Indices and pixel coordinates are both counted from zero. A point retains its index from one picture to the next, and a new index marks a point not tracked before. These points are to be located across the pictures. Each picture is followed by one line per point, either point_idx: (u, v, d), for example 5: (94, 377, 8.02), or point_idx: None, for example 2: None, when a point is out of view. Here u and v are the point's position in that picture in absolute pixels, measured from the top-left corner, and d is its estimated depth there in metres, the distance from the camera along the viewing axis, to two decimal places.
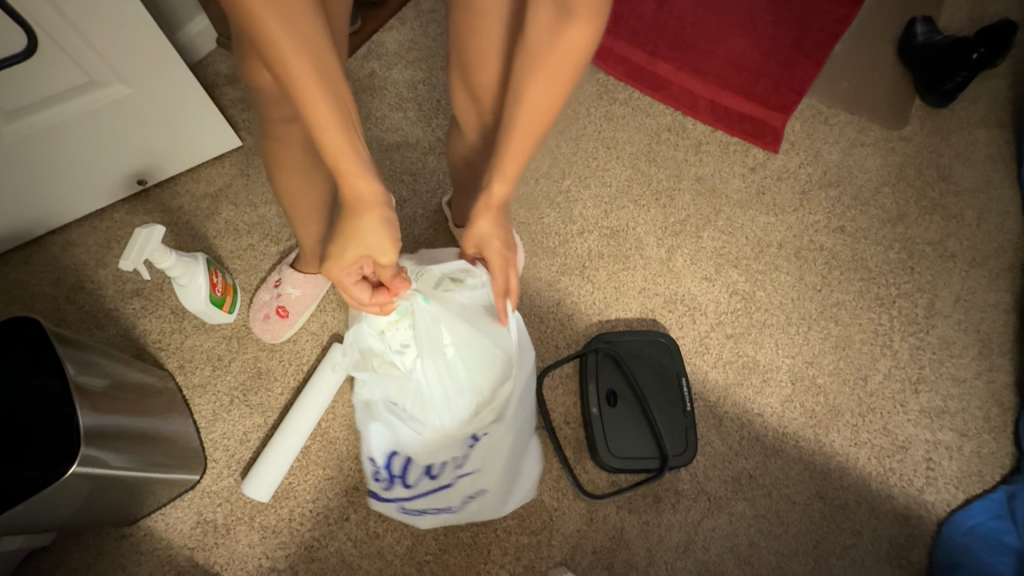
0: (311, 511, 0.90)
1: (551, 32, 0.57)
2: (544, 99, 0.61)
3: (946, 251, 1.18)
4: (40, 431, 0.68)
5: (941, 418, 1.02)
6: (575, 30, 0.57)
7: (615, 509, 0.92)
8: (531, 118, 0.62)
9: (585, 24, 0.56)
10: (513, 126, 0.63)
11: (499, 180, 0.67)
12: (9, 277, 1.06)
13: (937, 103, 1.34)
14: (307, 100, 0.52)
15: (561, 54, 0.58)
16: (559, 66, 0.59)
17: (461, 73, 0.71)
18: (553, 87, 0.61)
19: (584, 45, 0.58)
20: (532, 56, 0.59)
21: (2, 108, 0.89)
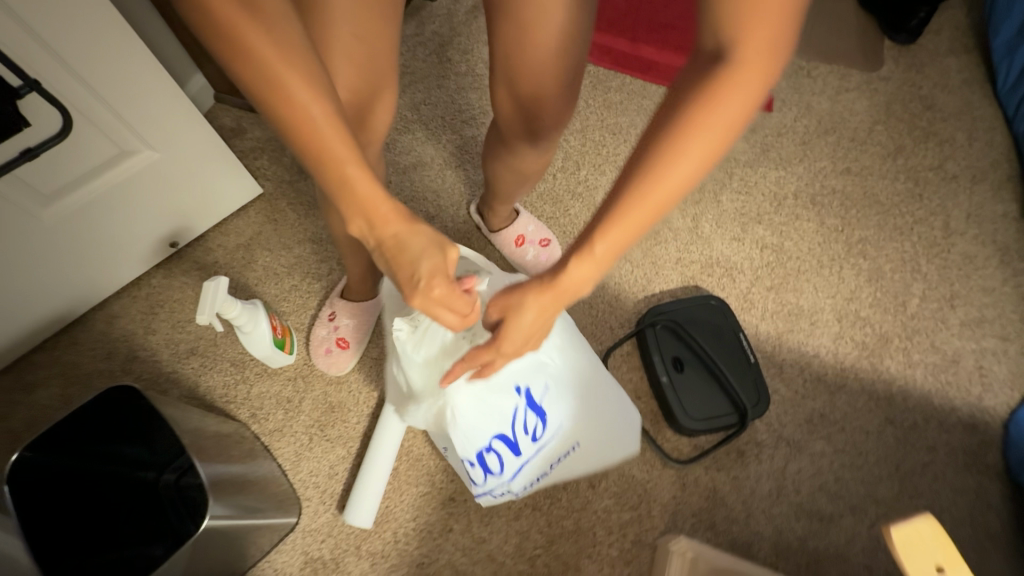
0: (415, 530, 0.91)
1: (705, 82, 0.45)
2: (687, 164, 0.47)
3: (948, 173, 1.25)
4: (140, 504, 0.73)
5: (981, 326, 1.07)
6: (736, 84, 0.44)
7: (704, 470, 0.95)
8: (654, 187, 0.48)
9: (752, 81, 0.44)
10: (627, 190, 0.49)
11: (586, 258, 0.52)
12: (59, 360, 1.05)
13: (904, 41, 1.43)
14: (319, 141, 0.50)
15: (704, 128, 0.46)
16: (714, 121, 0.46)
17: (509, 84, 0.75)
18: (700, 154, 0.47)
19: (744, 109, 0.46)
20: (676, 112, 0.47)
21: (39, 192, 0.89)
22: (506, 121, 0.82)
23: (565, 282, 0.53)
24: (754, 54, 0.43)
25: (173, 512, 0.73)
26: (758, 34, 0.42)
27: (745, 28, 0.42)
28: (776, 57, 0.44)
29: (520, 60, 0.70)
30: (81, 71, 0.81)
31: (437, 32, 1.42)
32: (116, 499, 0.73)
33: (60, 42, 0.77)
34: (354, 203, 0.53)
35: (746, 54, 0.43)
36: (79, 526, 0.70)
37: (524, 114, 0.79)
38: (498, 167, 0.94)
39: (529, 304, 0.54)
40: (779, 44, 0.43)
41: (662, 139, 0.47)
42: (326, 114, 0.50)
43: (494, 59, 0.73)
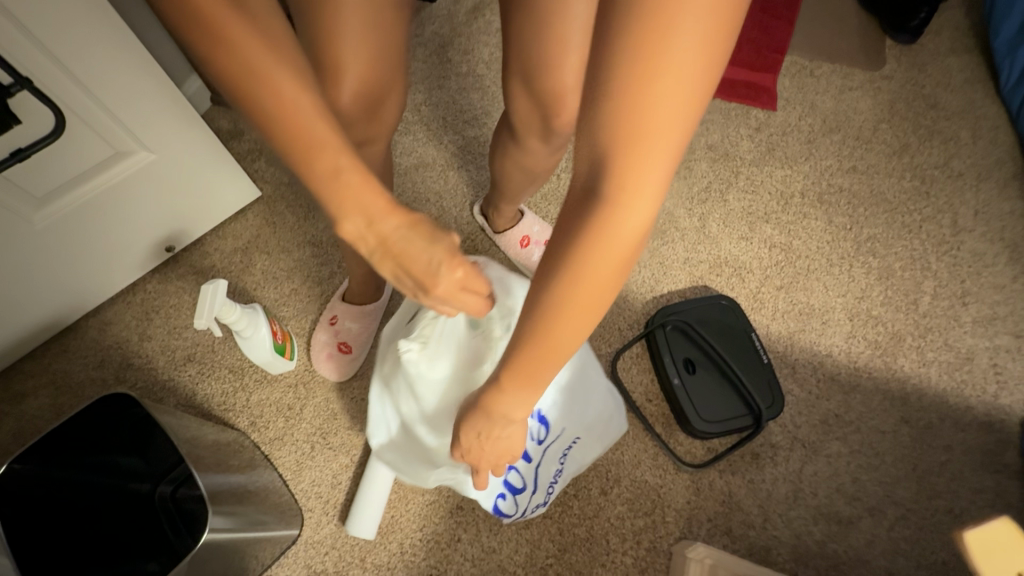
0: (421, 540, 0.88)
1: (588, 210, 0.43)
2: (591, 289, 0.45)
3: (953, 171, 1.24)
4: (130, 517, 0.70)
5: (994, 324, 1.06)
6: (627, 205, 0.41)
7: (718, 473, 0.93)
8: (563, 317, 0.46)
9: (643, 200, 0.41)
10: (538, 321, 0.47)
11: (516, 385, 0.50)
12: (50, 368, 1.01)
13: (907, 41, 1.42)
14: (304, 132, 0.44)
15: (608, 255, 0.43)
16: (610, 245, 0.43)
17: (523, 77, 0.72)
18: (602, 277, 0.44)
19: (640, 225, 0.42)
20: (567, 242, 0.44)
21: (32, 196, 0.86)
22: (520, 116, 0.80)
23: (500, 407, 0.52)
24: (637, 176, 0.40)
25: (169, 523, 0.69)
26: (636, 158, 0.39)
27: (618, 157, 0.39)
28: (662, 172, 0.40)
29: (541, 52, 0.67)
30: (74, 70, 0.79)
31: (438, 33, 1.41)
32: (109, 513, 0.70)
33: (52, 40, 0.75)
34: (352, 201, 0.46)
35: (628, 177, 0.40)
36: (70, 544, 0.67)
37: (538, 111, 0.76)
38: (507, 163, 0.92)
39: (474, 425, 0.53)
40: (663, 160, 0.39)
41: (561, 269, 0.45)
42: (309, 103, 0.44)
43: (512, 50, 0.70)
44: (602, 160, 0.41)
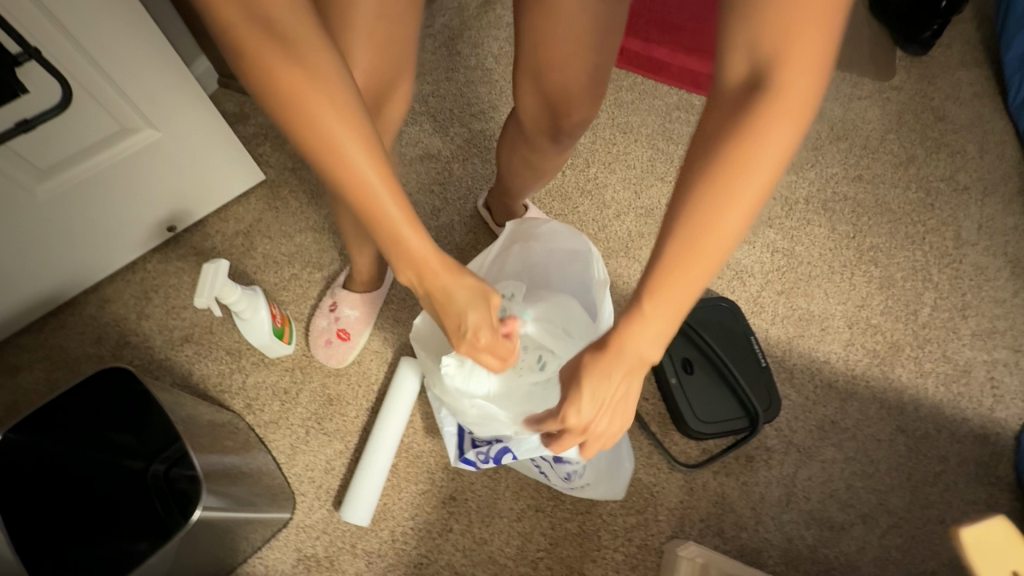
0: (413, 529, 0.88)
1: (745, 118, 0.45)
2: (735, 203, 0.46)
3: (958, 184, 1.24)
4: (105, 495, 0.69)
5: (993, 337, 1.06)
6: (779, 111, 0.44)
7: (712, 474, 0.93)
8: (704, 234, 0.47)
9: (789, 109, 0.44)
10: (677, 241, 0.47)
11: (649, 314, 0.49)
12: (47, 343, 1.01)
13: (916, 52, 1.43)
14: (375, 199, 0.51)
15: (752, 156, 0.45)
16: (757, 143, 0.45)
17: (532, 77, 0.73)
18: (747, 189, 0.46)
19: (789, 137, 0.44)
20: (710, 159, 0.46)
21: (34, 167, 0.86)
22: (528, 117, 0.80)
23: (629, 342, 0.50)
24: (796, 75, 0.43)
25: (161, 503, 0.68)
26: (796, 57, 0.42)
27: (780, 57, 0.43)
28: (821, 71, 0.43)
29: (549, 53, 0.67)
30: (81, 41, 0.78)
31: (449, 25, 1.40)
32: (91, 489, 0.68)
33: (62, 11, 0.75)
34: (406, 257, 0.55)
35: (784, 75, 0.43)
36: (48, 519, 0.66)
37: (547, 112, 0.77)
38: (512, 160, 0.92)
39: (590, 366, 0.52)
40: (817, 59, 0.42)
41: (709, 169, 0.46)
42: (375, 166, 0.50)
43: (523, 50, 0.70)
44: (761, 62, 0.44)
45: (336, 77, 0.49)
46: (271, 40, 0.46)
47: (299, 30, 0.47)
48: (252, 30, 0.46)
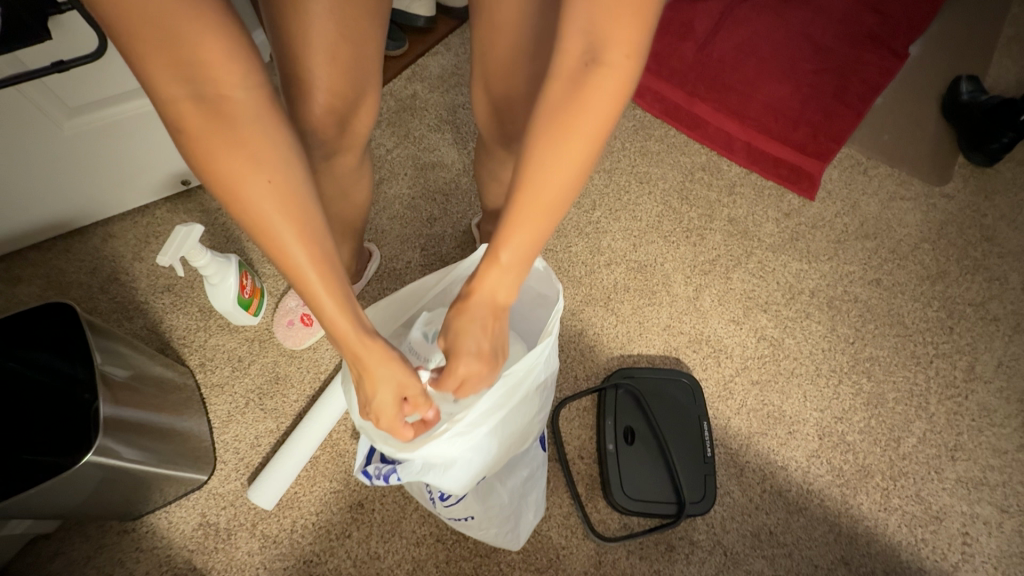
0: (313, 525, 0.89)
1: (579, 87, 0.52)
2: (569, 162, 0.55)
3: (988, 313, 1.13)
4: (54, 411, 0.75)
5: (978, 489, 0.97)
6: (605, 79, 0.51)
7: (626, 554, 0.88)
8: (541, 193, 0.56)
9: (615, 70, 0.51)
10: (522, 201, 0.57)
11: (500, 262, 0.60)
12: (49, 262, 1.09)
13: (981, 162, 1.32)
14: (308, 282, 0.54)
15: (585, 116, 0.53)
16: (589, 106, 0.52)
17: (484, 83, 0.76)
18: (579, 151, 0.54)
19: (610, 111, 0.53)
20: (546, 125, 0.54)
21: (67, 102, 0.93)
22: (484, 126, 0.84)
23: (492, 290, 0.62)
24: (617, 51, 0.50)
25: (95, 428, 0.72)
26: (617, 32, 0.49)
27: (607, 34, 0.50)
28: (638, 44, 0.50)
29: (495, 58, 0.71)
30: None
31: None
32: (47, 405, 0.75)
33: None
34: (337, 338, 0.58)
35: (610, 52, 0.50)
36: (15, 417, 0.74)
37: (498, 119, 0.81)
38: (484, 173, 0.94)
39: (467, 320, 0.63)
40: (636, 39, 0.50)
41: (547, 134, 0.54)
42: (313, 258, 0.53)
43: (474, 59, 0.74)
44: (595, 38, 0.50)
45: (285, 162, 0.51)
46: (217, 119, 0.46)
47: (247, 109, 0.48)
48: (195, 107, 0.46)
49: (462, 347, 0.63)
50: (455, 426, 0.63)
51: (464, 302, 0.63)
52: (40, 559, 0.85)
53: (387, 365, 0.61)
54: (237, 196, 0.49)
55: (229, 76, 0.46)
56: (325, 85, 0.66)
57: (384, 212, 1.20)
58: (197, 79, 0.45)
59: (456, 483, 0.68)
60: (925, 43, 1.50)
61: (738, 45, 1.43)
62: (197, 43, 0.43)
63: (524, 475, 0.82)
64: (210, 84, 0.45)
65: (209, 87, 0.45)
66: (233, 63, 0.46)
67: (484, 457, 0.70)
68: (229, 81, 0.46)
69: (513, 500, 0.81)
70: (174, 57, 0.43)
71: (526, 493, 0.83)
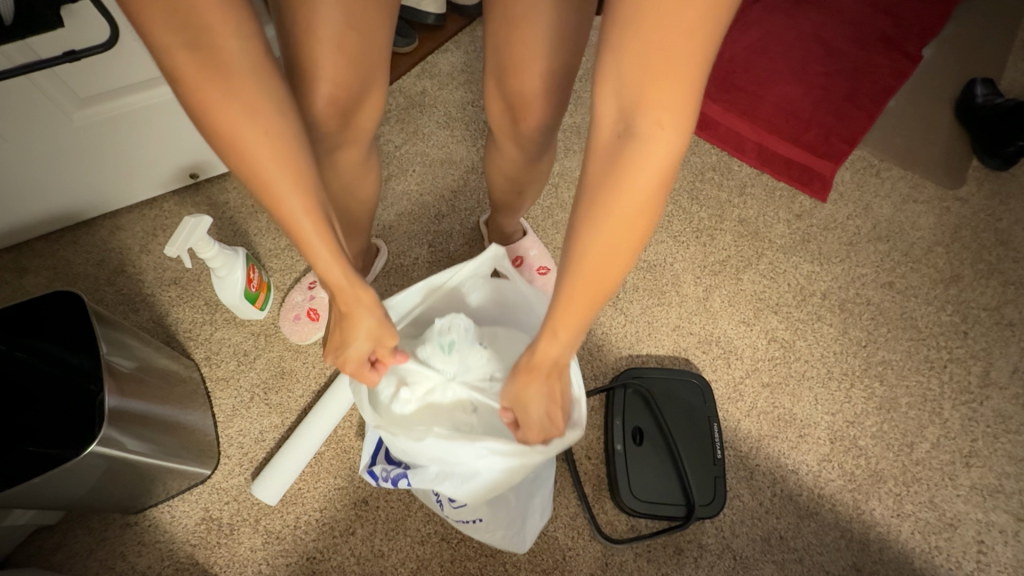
0: (317, 521, 0.88)
1: (618, 151, 0.47)
2: (617, 233, 0.49)
3: (1003, 318, 1.12)
4: (55, 402, 0.74)
5: (993, 496, 0.95)
6: (648, 141, 0.46)
7: (633, 556, 0.87)
8: (592, 267, 0.51)
9: (658, 139, 0.45)
10: (570, 278, 0.53)
11: (550, 337, 0.57)
12: (57, 254, 1.08)
13: (996, 165, 1.30)
14: (300, 230, 0.55)
15: (631, 190, 0.48)
16: (633, 180, 0.47)
17: (497, 77, 0.76)
18: (625, 222, 0.49)
19: (659, 181, 0.47)
20: (593, 196, 0.50)
21: (76, 93, 0.93)
22: (496, 122, 0.83)
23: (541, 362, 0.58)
24: (653, 114, 0.45)
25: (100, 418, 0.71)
26: (658, 95, 0.44)
27: (647, 93, 0.44)
28: (686, 98, 0.44)
29: (508, 52, 0.70)
30: None
31: None
32: (50, 397, 0.74)
33: None
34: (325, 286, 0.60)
35: (648, 113, 0.45)
36: (21, 407, 0.73)
37: (510, 114, 0.79)
38: (493, 169, 0.93)
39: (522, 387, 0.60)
40: (680, 98, 0.44)
41: (591, 209, 0.50)
42: (301, 204, 0.53)
43: (488, 52, 0.73)
44: (631, 102, 0.46)
45: (274, 113, 0.51)
46: (211, 67, 0.47)
47: (240, 57, 0.48)
48: (190, 57, 0.46)
49: (530, 414, 0.61)
50: (488, 443, 0.62)
51: (517, 373, 0.61)
52: (42, 551, 0.85)
53: (370, 308, 0.62)
54: (231, 143, 0.50)
55: (225, 27, 0.46)
56: (331, 75, 0.64)
57: (392, 209, 1.20)
58: (195, 32, 0.45)
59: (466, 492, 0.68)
60: (939, 46, 1.48)
61: (749, 46, 1.42)
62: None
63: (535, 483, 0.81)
64: (206, 34, 0.46)
65: (202, 36, 0.45)
66: (226, 13, 0.46)
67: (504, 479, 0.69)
68: (222, 30, 0.46)
69: (521, 507, 0.80)
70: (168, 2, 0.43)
71: (536, 498, 0.82)
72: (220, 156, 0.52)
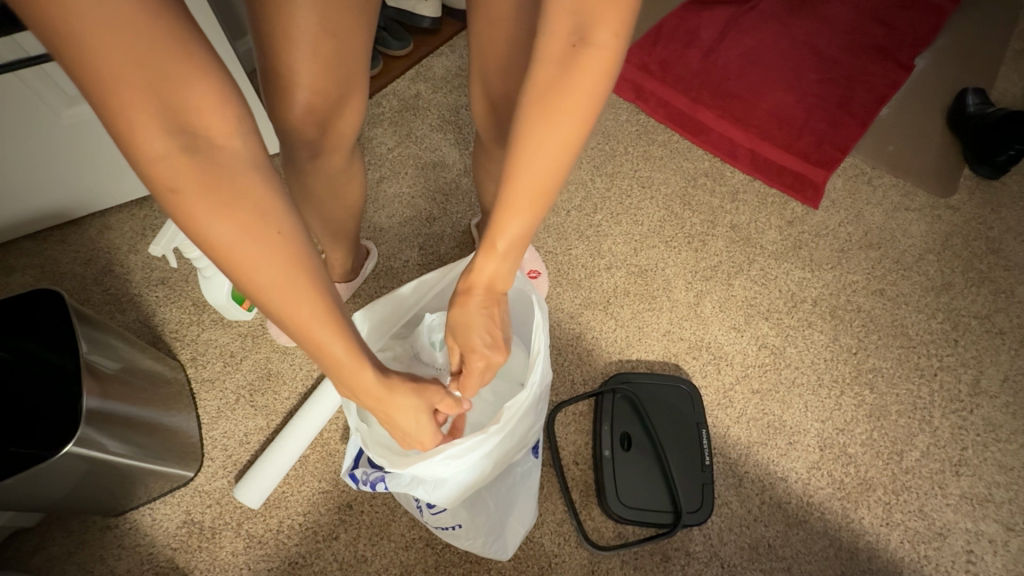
0: (300, 525, 0.87)
1: (567, 70, 0.49)
2: (556, 150, 0.52)
3: (993, 327, 1.11)
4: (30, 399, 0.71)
5: (983, 506, 0.94)
6: (592, 63, 0.49)
7: (620, 564, 0.86)
8: (532, 177, 0.54)
9: (598, 57, 0.48)
10: (509, 190, 0.55)
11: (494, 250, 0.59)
12: (44, 252, 1.08)
13: (987, 174, 1.30)
14: (314, 333, 0.49)
15: (571, 101, 0.50)
16: (572, 92, 0.50)
17: (482, 81, 0.75)
18: (564, 138, 0.52)
19: (595, 95, 0.51)
20: (532, 106, 0.51)
21: (66, 91, 0.92)
22: (481, 125, 0.83)
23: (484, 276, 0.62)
24: (605, 32, 0.47)
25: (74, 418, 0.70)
26: (603, 12, 0.46)
27: (593, 14, 0.47)
28: (625, 20, 0.47)
29: (493, 54, 0.70)
30: None
31: None
32: (31, 399, 0.72)
33: None
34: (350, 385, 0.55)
35: (598, 33, 0.47)
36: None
37: (495, 116, 0.79)
38: (482, 173, 0.93)
39: (472, 312, 0.63)
40: (623, 16, 0.46)
41: (532, 122, 0.52)
42: (319, 310, 0.48)
43: (472, 54, 0.73)
44: (581, 18, 0.47)
45: (283, 214, 0.45)
46: (216, 180, 0.41)
47: (240, 161, 0.42)
48: (189, 165, 0.40)
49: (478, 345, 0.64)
50: (446, 451, 0.61)
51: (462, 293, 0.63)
52: (20, 553, 0.84)
53: (404, 402, 0.57)
54: (230, 257, 0.44)
55: (224, 127, 0.41)
56: (307, 82, 0.64)
57: (383, 211, 1.19)
58: (192, 134, 0.39)
59: (441, 495, 0.68)
60: (932, 56, 1.49)
61: (743, 54, 1.43)
62: (190, 101, 0.38)
63: (516, 492, 0.81)
64: (202, 134, 0.40)
65: (201, 138, 0.40)
66: (225, 113, 0.40)
67: (477, 477, 0.69)
68: (223, 131, 0.41)
69: (501, 516, 0.80)
70: (161, 106, 0.37)
71: (519, 507, 0.81)
72: (227, 274, 0.46)
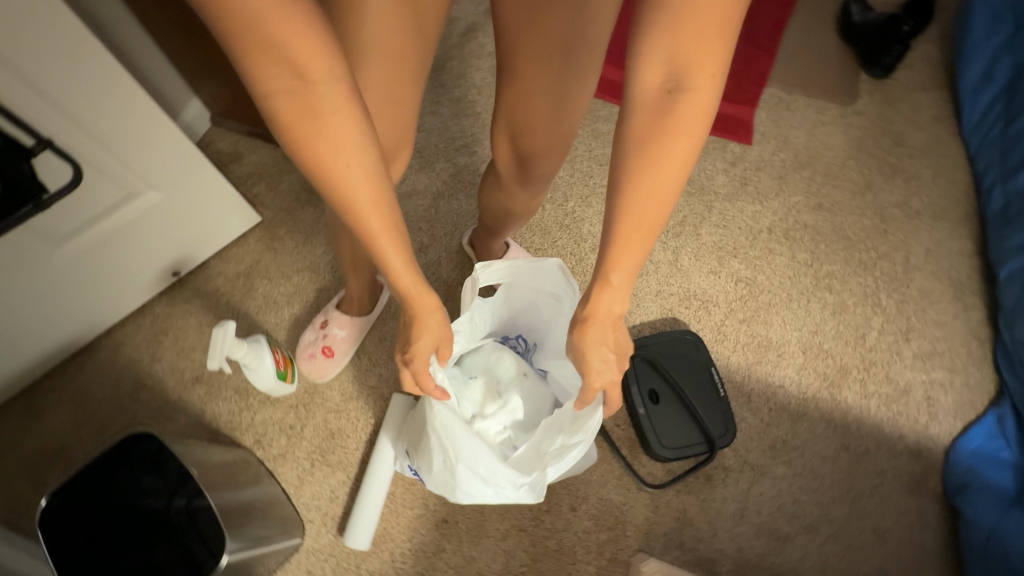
0: (410, 549, 1.00)
1: (664, 116, 0.59)
2: (667, 178, 0.60)
3: (911, 210, 1.33)
4: (161, 530, 0.79)
5: (931, 359, 1.18)
6: (688, 104, 0.57)
7: (676, 493, 1.05)
8: (641, 208, 0.61)
9: (693, 104, 0.57)
10: (619, 224, 0.63)
11: (607, 285, 0.65)
12: (68, 386, 1.10)
13: (879, 75, 1.48)
14: (375, 240, 0.61)
15: (672, 143, 0.59)
16: (674, 135, 0.59)
17: (508, 132, 0.80)
18: (667, 173, 0.60)
19: (695, 133, 0.59)
20: (635, 152, 0.60)
21: (54, 235, 0.93)
22: (501, 165, 0.88)
23: (607, 311, 0.67)
24: (698, 77, 0.56)
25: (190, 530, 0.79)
26: (700, 63, 0.55)
27: (688, 65, 0.56)
28: (717, 71, 0.56)
29: (520, 116, 0.76)
30: (88, 125, 0.85)
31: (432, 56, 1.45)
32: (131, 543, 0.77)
33: (71, 100, 0.81)
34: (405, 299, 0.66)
35: (689, 81, 0.56)
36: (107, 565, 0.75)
37: (516, 162, 0.85)
38: (490, 205, 0.99)
39: (592, 338, 0.67)
40: (720, 62, 0.56)
41: (638, 161, 0.60)
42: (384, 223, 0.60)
43: (499, 109, 0.78)
44: (673, 68, 0.57)
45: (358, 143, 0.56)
46: (306, 108, 0.53)
47: (333, 101, 0.53)
48: (289, 98, 0.52)
49: (592, 366, 0.68)
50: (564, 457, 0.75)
51: (583, 326, 0.68)
52: None
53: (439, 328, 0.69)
54: (326, 170, 0.56)
55: (322, 70, 0.51)
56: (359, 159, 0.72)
57: None
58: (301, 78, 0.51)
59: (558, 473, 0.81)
60: None
61: None
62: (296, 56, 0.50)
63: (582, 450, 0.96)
64: (304, 79, 0.51)
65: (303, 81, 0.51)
66: (324, 49, 0.51)
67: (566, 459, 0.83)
68: (320, 77, 0.52)
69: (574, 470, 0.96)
70: (279, 56, 0.49)
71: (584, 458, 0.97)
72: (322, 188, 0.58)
